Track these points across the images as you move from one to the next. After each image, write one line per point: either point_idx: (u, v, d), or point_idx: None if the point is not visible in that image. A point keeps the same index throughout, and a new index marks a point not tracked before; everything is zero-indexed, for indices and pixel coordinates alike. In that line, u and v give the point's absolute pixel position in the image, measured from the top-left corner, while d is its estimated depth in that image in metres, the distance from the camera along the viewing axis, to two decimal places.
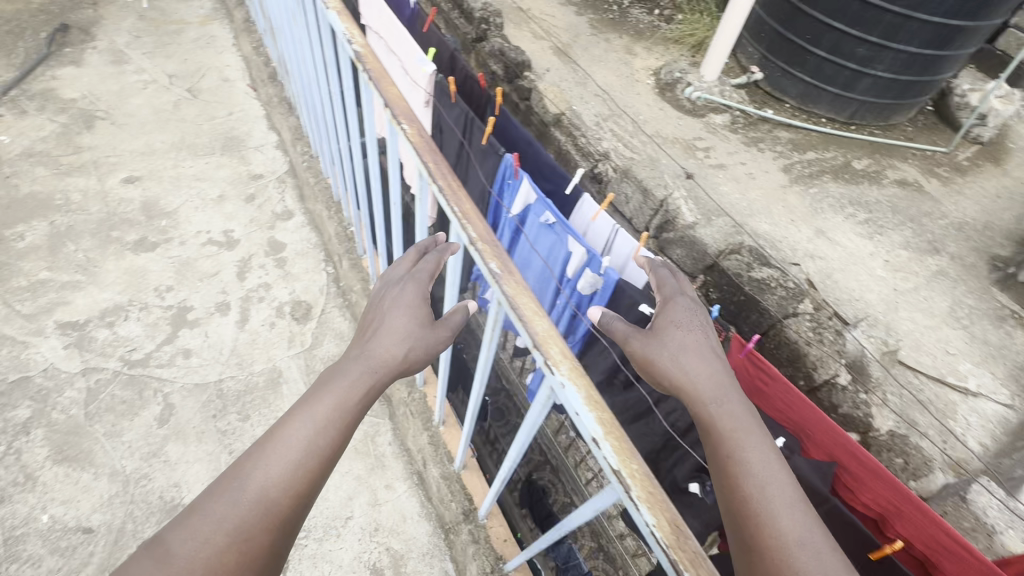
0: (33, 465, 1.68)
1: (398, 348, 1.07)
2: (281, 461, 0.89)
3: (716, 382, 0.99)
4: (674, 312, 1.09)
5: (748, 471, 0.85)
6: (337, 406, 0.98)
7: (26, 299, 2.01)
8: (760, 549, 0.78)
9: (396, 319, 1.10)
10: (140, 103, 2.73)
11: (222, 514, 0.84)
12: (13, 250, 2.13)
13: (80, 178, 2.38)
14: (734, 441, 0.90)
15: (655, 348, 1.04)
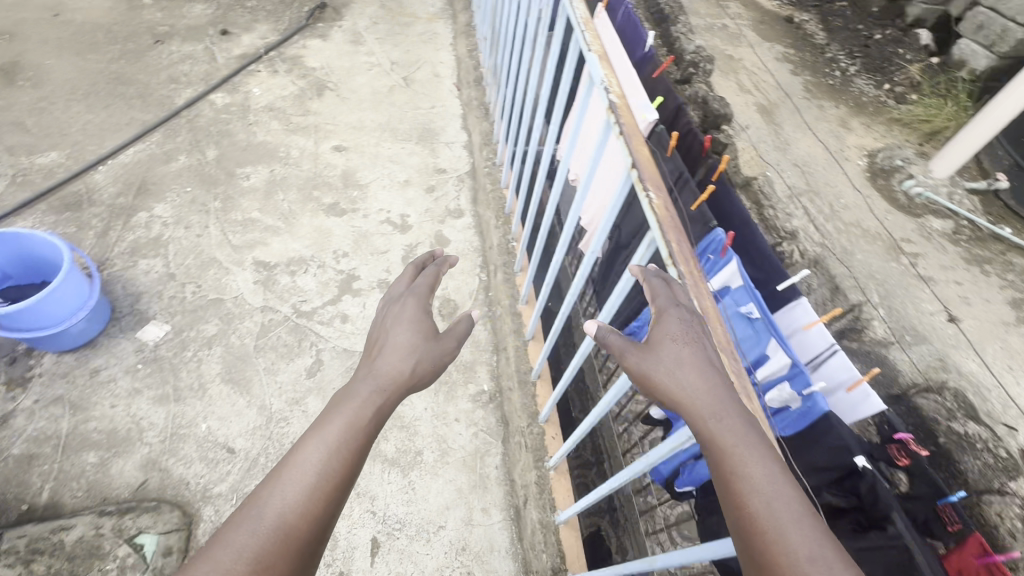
0: (206, 378, 1.91)
1: (406, 364, 1.12)
2: (300, 479, 0.89)
3: (723, 377, 0.79)
4: (666, 311, 0.85)
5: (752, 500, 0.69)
6: (350, 422, 1.00)
7: (237, 231, 2.31)
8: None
9: (406, 345, 1.15)
10: (362, 82, 3.04)
11: (248, 543, 0.80)
12: (238, 187, 2.47)
13: (303, 139, 2.71)
14: (735, 460, 0.72)
15: (650, 362, 0.82)
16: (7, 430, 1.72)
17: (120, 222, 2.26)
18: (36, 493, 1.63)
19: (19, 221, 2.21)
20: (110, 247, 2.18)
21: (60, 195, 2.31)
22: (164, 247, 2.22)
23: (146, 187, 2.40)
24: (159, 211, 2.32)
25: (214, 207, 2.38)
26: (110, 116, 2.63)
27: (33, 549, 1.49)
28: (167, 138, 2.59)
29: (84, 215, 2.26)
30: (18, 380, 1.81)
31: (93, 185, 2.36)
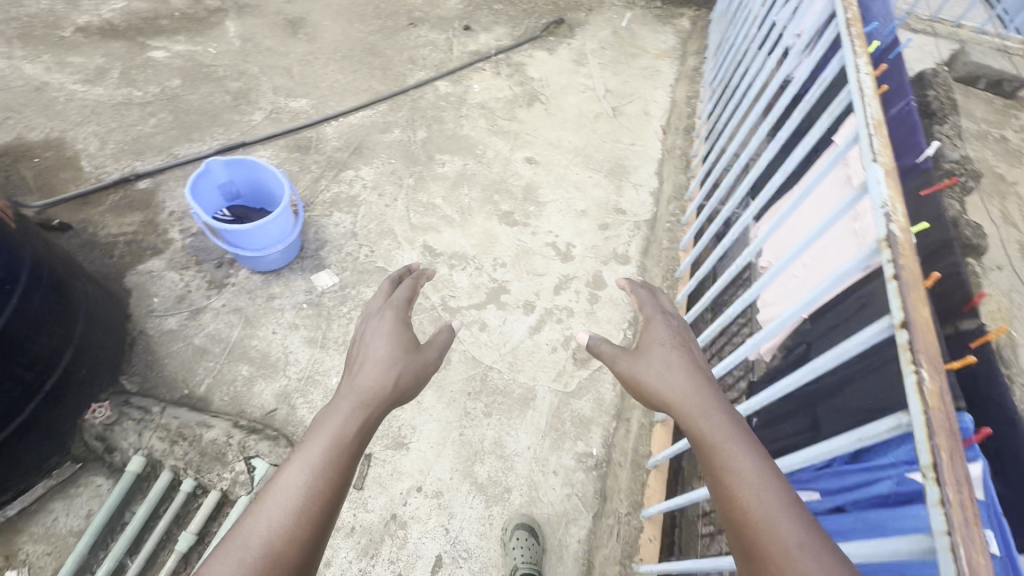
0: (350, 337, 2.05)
1: (386, 379, 1.24)
2: (281, 510, 0.95)
3: (708, 392, 1.17)
4: (654, 322, 1.37)
5: (740, 481, 0.96)
6: (334, 444, 1.07)
7: (418, 212, 2.46)
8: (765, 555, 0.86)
9: (379, 367, 1.26)
10: (572, 102, 3.06)
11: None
12: (432, 171, 2.62)
13: (501, 143, 2.80)
14: (716, 453, 1.03)
15: (643, 368, 1.25)
16: (195, 322, 2.01)
17: (331, 174, 2.53)
18: (196, 384, 1.87)
19: (261, 149, 2.59)
20: (317, 193, 2.45)
21: (296, 137, 2.66)
22: (357, 206, 2.44)
23: (361, 149, 2.66)
24: (364, 174, 2.56)
25: (407, 183, 2.56)
26: (354, 79, 2.98)
27: (178, 434, 1.69)
28: (391, 111, 2.85)
29: (307, 159, 2.57)
30: (216, 283, 2.11)
31: (322, 136, 2.68)
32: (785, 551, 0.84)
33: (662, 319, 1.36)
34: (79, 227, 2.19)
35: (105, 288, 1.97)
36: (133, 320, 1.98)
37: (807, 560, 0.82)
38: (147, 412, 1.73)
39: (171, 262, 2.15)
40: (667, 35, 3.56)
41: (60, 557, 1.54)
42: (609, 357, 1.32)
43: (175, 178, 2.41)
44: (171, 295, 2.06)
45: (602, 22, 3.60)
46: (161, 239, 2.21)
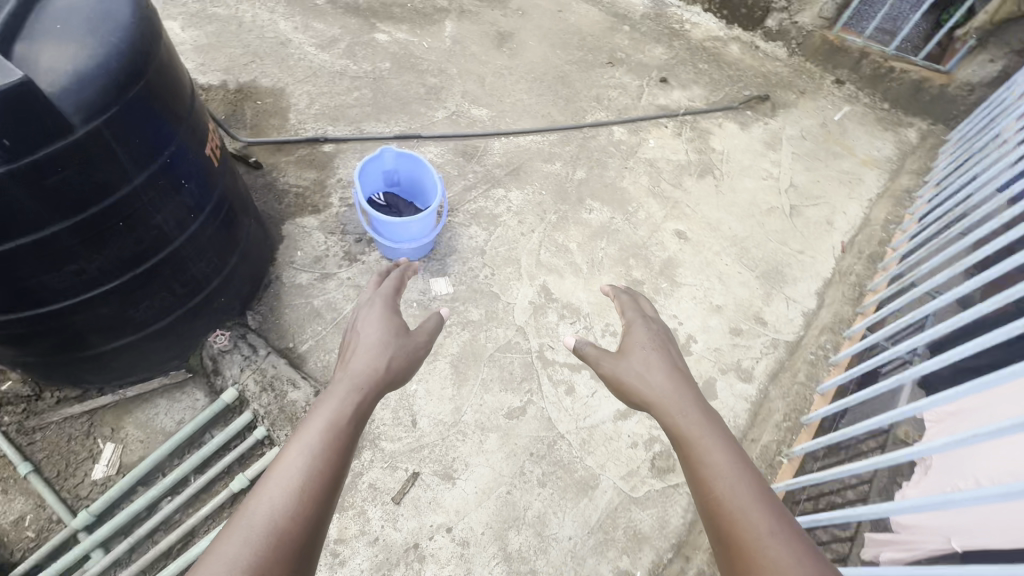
0: (442, 350, 2.07)
1: (376, 360, 1.33)
2: (285, 487, 0.97)
3: (689, 399, 1.24)
4: (634, 331, 1.45)
5: (722, 480, 1.03)
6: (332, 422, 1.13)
7: (549, 250, 2.42)
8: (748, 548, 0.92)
9: (372, 352, 1.36)
10: (747, 187, 2.82)
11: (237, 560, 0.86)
12: (577, 215, 2.57)
13: (656, 207, 2.67)
14: (694, 443, 1.12)
15: (625, 369, 1.34)
16: (321, 285, 2.18)
17: (482, 188, 2.60)
18: (301, 342, 2.03)
19: (432, 146, 2.75)
20: (465, 201, 2.54)
21: (466, 144, 2.78)
22: (495, 226, 2.47)
23: (519, 172, 2.70)
24: (512, 197, 2.60)
25: (550, 218, 2.54)
26: (536, 104, 3.04)
27: (270, 384, 1.83)
28: (559, 143, 2.86)
29: (467, 168, 2.67)
30: (351, 256, 2.28)
31: (488, 149, 2.77)
32: (761, 544, 0.91)
33: (642, 325, 1.44)
34: (267, 170, 2.51)
35: (266, 230, 2.22)
36: (276, 265, 2.21)
37: (781, 550, 0.89)
38: (254, 352, 1.89)
39: (323, 224, 2.36)
40: (886, 141, 3.13)
41: (148, 448, 1.75)
42: (595, 360, 1.41)
43: (353, 151, 2.65)
44: (312, 255, 2.26)
45: (813, 108, 3.27)
46: (323, 201, 2.44)
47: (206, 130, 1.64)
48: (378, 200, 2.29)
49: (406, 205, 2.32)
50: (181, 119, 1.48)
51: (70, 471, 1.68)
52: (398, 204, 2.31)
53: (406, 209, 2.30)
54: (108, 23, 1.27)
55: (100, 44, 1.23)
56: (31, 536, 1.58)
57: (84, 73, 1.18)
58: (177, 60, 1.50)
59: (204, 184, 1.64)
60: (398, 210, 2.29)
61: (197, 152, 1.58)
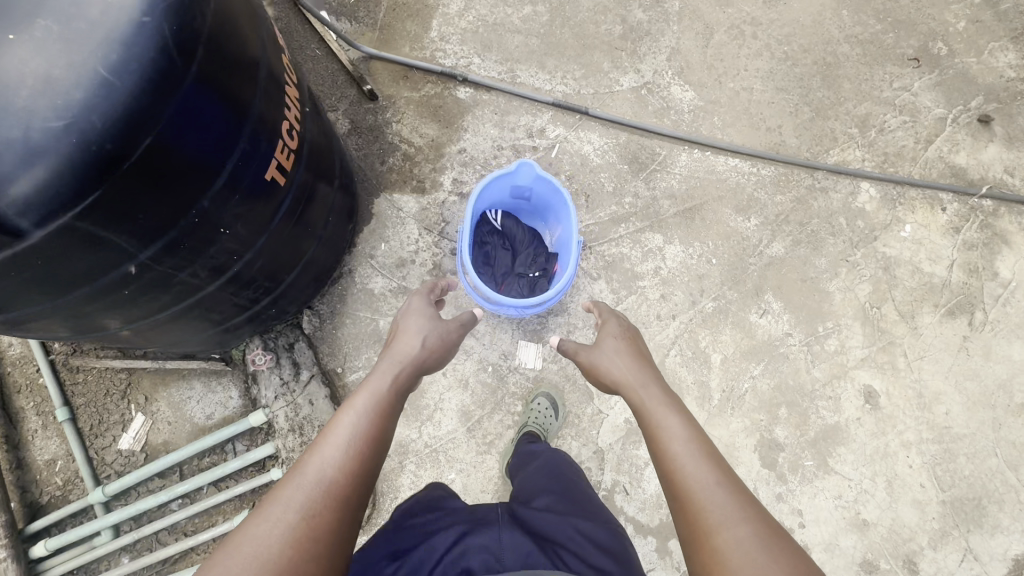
0: (499, 442, 1.71)
1: (421, 344, 1.42)
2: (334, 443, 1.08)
3: (644, 375, 1.35)
4: (607, 320, 1.57)
5: (682, 452, 1.09)
6: (373, 400, 1.21)
7: (682, 354, 1.82)
8: (704, 520, 0.97)
9: (417, 330, 1.45)
10: (1011, 356, 1.88)
11: (289, 506, 0.95)
12: (742, 314, 1.86)
13: (858, 339, 1.87)
14: (652, 415, 1.22)
15: (597, 355, 1.45)
16: (394, 302, 1.79)
17: (635, 226, 1.90)
18: (350, 369, 1.73)
19: (594, 133, 1.98)
20: (605, 239, 1.88)
21: (640, 145, 1.98)
22: (626, 292, 1.85)
23: (692, 217, 1.93)
24: (668, 255, 1.89)
25: (704, 304, 1.86)
26: (767, 103, 2.05)
27: (299, 425, 1.60)
28: (769, 186, 1.97)
29: (627, 187, 1.94)
30: (439, 273, 1.82)
31: (666, 164, 1.97)
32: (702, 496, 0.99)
33: (613, 317, 1.55)
34: (380, 105, 1.94)
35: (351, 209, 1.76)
36: (352, 255, 1.81)
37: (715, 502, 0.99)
38: (294, 378, 1.64)
39: (422, 214, 1.86)
40: None
41: (173, 434, 1.66)
42: (571, 350, 1.51)
43: (492, 107, 1.96)
44: (396, 254, 1.82)
45: None
46: (432, 177, 1.90)
47: (272, 145, 1.10)
48: (493, 223, 1.71)
49: (527, 235, 1.71)
50: (230, 160, 0.98)
51: (100, 430, 1.64)
52: (517, 232, 1.71)
53: (526, 242, 1.71)
54: (99, 34, 0.78)
55: (77, 82, 0.77)
56: (58, 484, 1.61)
57: (42, 141, 0.76)
58: (239, 58, 0.94)
59: (259, 216, 1.19)
60: (513, 242, 1.71)
61: (250, 186, 1.08)
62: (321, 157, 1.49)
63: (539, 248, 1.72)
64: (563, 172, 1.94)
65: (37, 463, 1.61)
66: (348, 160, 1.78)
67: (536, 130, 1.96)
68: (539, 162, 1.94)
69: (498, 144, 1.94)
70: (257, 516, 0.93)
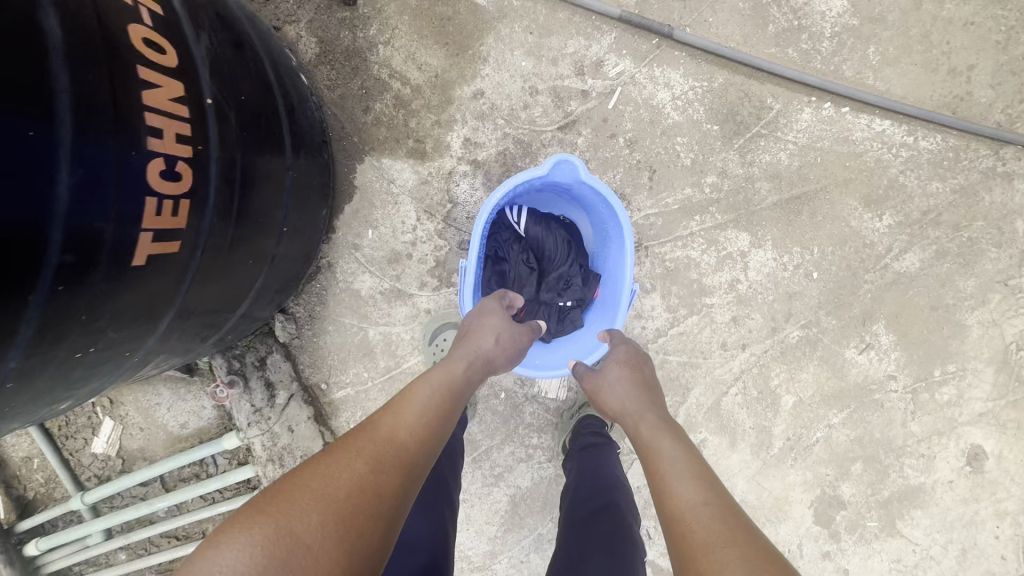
0: (508, 475, 1.48)
1: (501, 348, 1.10)
2: (402, 415, 0.90)
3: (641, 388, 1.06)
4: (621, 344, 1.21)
5: (675, 475, 0.84)
6: (446, 381, 0.99)
7: (746, 392, 1.44)
8: (689, 535, 0.73)
9: (499, 319, 1.13)
10: None
11: (352, 467, 0.77)
12: (835, 349, 1.42)
13: (981, 388, 1.43)
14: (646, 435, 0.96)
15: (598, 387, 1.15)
16: (386, 307, 1.41)
17: (714, 221, 1.37)
18: (337, 385, 1.45)
19: (676, 69, 1.32)
20: (669, 238, 1.37)
21: (743, 92, 1.33)
22: (687, 312, 1.40)
23: (798, 211, 1.37)
24: (753, 264, 1.38)
25: (787, 332, 1.41)
26: (960, 24, 1.30)
27: (279, 455, 1.39)
28: (925, 167, 1.34)
29: (713, 161, 1.35)
30: (443, 273, 1.39)
31: (777, 126, 1.34)
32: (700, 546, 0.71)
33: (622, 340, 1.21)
34: (361, 14, 1.32)
35: (323, 187, 1.29)
36: (331, 244, 1.39)
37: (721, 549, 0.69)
38: (268, 403, 1.38)
39: (421, 189, 1.36)
40: None
41: (148, 441, 1.49)
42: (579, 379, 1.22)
43: (526, 22, 1.32)
44: (388, 245, 1.39)
45: None
46: (435, 135, 1.34)
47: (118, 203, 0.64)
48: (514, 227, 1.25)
49: (564, 244, 1.23)
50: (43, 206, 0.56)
51: (70, 433, 1.48)
52: (549, 240, 1.23)
53: (562, 254, 1.24)
54: None
55: None
56: (40, 480, 1.52)
57: None
58: None
59: (150, 294, 0.77)
60: (543, 254, 1.25)
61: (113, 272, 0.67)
62: (265, 147, 1.00)
63: (580, 263, 1.25)
64: (623, 132, 1.34)
65: (12, 460, 1.50)
66: (313, 113, 1.24)
67: (589, 64, 1.32)
68: (590, 115, 1.33)
69: (532, 84, 1.33)
70: (309, 473, 0.75)
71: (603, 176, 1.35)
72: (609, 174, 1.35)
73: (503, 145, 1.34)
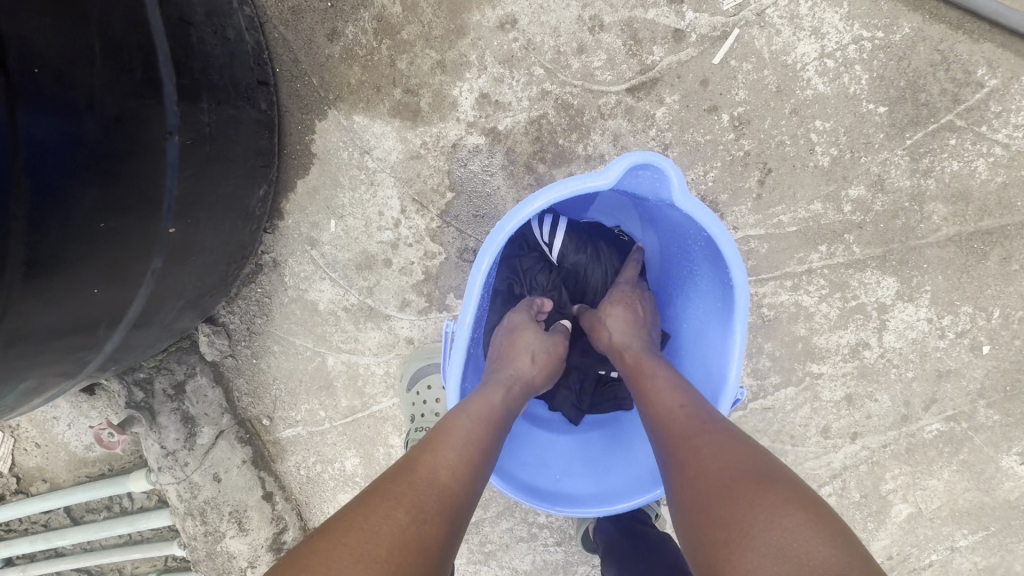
0: (502, 555, 1.12)
1: (548, 371, 0.74)
2: (451, 437, 0.59)
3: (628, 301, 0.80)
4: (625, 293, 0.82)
5: (654, 381, 0.65)
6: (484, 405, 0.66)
7: (845, 496, 1.02)
8: (667, 441, 0.57)
9: (537, 328, 0.77)
10: None
11: (390, 518, 0.48)
12: (986, 453, 0.98)
13: None
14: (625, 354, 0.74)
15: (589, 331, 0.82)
16: (351, 329, 1.00)
17: (848, 255, 0.89)
18: (283, 422, 1.07)
19: (835, 5, 0.81)
20: (774, 274, 0.91)
21: (939, 53, 0.81)
22: (780, 381, 0.96)
23: (981, 253, 0.88)
24: (893, 324, 0.92)
25: (922, 424, 0.97)
26: None
27: (199, 510, 1.04)
28: None
29: (865, 163, 0.86)
30: (434, 291, 0.96)
31: (981, 116, 0.83)
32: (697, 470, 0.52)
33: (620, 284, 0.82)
34: None
35: (257, 156, 0.84)
36: (277, 234, 0.97)
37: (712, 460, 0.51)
38: (186, 444, 1.02)
39: (409, 166, 0.91)
40: None
41: (48, 460, 1.16)
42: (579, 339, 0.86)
43: None
44: (357, 245, 0.95)
45: None
46: (434, 85, 0.87)
47: None
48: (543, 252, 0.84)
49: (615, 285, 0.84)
50: None
51: None
52: (594, 269, 0.84)
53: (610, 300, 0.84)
54: None
55: None
56: None
57: None
58: None
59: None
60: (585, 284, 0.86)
61: None
62: (103, 91, 0.55)
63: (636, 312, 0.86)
64: (731, 105, 0.84)
65: None
66: (241, 34, 0.79)
67: None
68: (680, 71, 0.84)
69: (597, 13, 0.83)
70: (335, 529, 0.47)
71: (689, 171, 0.87)
72: (699, 169, 0.87)
73: (539, 109, 0.86)
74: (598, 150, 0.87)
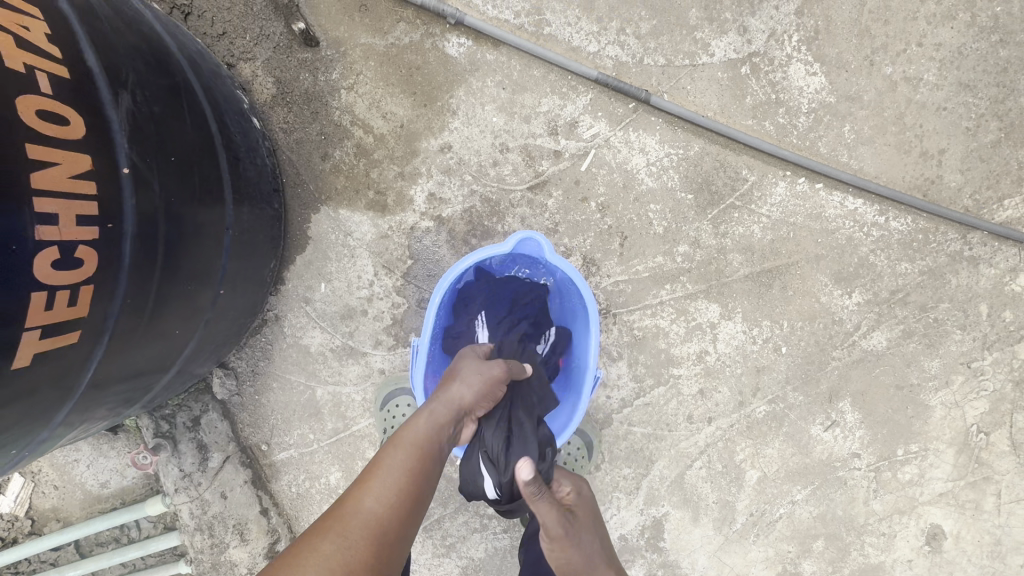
0: (461, 546, 1.39)
1: (478, 396, 0.97)
2: (377, 478, 0.78)
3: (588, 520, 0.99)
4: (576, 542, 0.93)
5: None
6: (419, 440, 0.86)
7: (711, 466, 1.39)
8: None
9: (475, 371, 1.00)
10: None
11: (325, 545, 0.66)
12: (801, 425, 1.39)
13: (945, 470, 1.41)
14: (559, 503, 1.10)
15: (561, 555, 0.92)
16: (337, 365, 1.31)
17: (685, 290, 1.32)
18: (279, 446, 1.33)
19: (652, 134, 1.28)
20: (637, 307, 1.32)
21: (718, 161, 1.30)
22: (653, 382, 1.35)
23: (768, 284, 1.33)
24: (722, 336, 1.35)
25: (755, 406, 1.37)
26: (933, 109, 1.30)
27: (208, 524, 1.27)
28: (895, 248, 1.33)
29: (686, 230, 1.31)
30: (400, 331, 1.31)
31: (751, 199, 1.31)
32: None
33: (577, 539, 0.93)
34: (323, 56, 1.25)
35: (272, 241, 1.19)
36: (279, 296, 1.29)
37: None
38: (200, 467, 1.27)
39: (380, 244, 1.28)
40: None
41: (63, 500, 1.35)
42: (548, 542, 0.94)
43: (499, 76, 1.26)
44: (341, 300, 1.29)
45: None
46: (397, 188, 1.27)
47: (58, 270, 0.63)
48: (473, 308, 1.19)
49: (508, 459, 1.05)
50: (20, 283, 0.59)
51: None
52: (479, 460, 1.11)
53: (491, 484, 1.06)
54: None
55: None
56: None
57: None
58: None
59: (24, 385, 0.66)
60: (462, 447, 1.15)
61: (38, 339, 0.63)
62: (198, 203, 0.89)
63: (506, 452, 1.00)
64: (596, 196, 1.29)
65: None
66: (264, 160, 1.16)
67: (563, 124, 1.27)
68: (562, 176, 1.28)
69: (505, 141, 1.27)
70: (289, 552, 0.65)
71: (573, 239, 1.29)
72: (580, 237, 1.29)
73: (470, 202, 1.27)
74: (511, 228, 1.28)
